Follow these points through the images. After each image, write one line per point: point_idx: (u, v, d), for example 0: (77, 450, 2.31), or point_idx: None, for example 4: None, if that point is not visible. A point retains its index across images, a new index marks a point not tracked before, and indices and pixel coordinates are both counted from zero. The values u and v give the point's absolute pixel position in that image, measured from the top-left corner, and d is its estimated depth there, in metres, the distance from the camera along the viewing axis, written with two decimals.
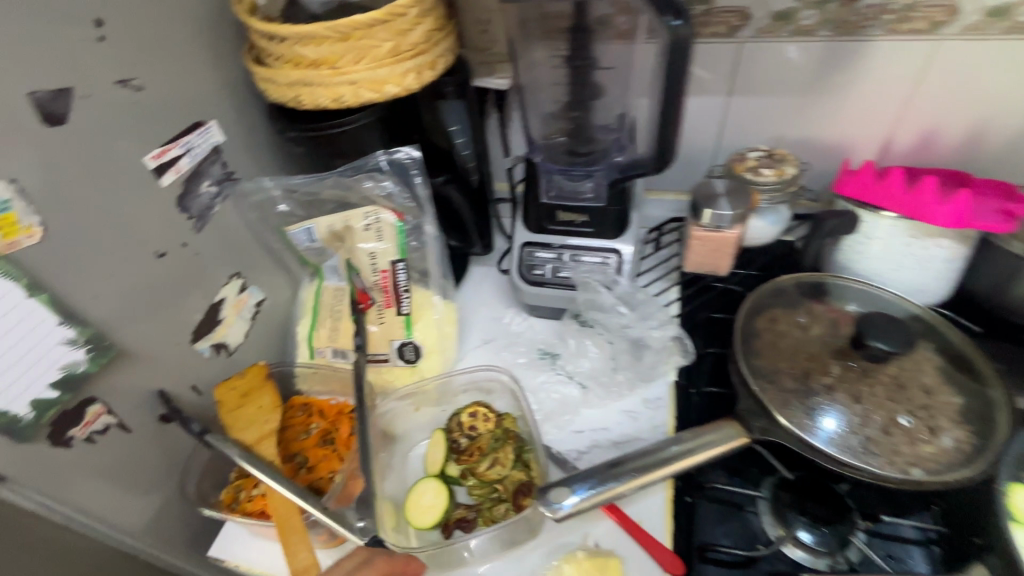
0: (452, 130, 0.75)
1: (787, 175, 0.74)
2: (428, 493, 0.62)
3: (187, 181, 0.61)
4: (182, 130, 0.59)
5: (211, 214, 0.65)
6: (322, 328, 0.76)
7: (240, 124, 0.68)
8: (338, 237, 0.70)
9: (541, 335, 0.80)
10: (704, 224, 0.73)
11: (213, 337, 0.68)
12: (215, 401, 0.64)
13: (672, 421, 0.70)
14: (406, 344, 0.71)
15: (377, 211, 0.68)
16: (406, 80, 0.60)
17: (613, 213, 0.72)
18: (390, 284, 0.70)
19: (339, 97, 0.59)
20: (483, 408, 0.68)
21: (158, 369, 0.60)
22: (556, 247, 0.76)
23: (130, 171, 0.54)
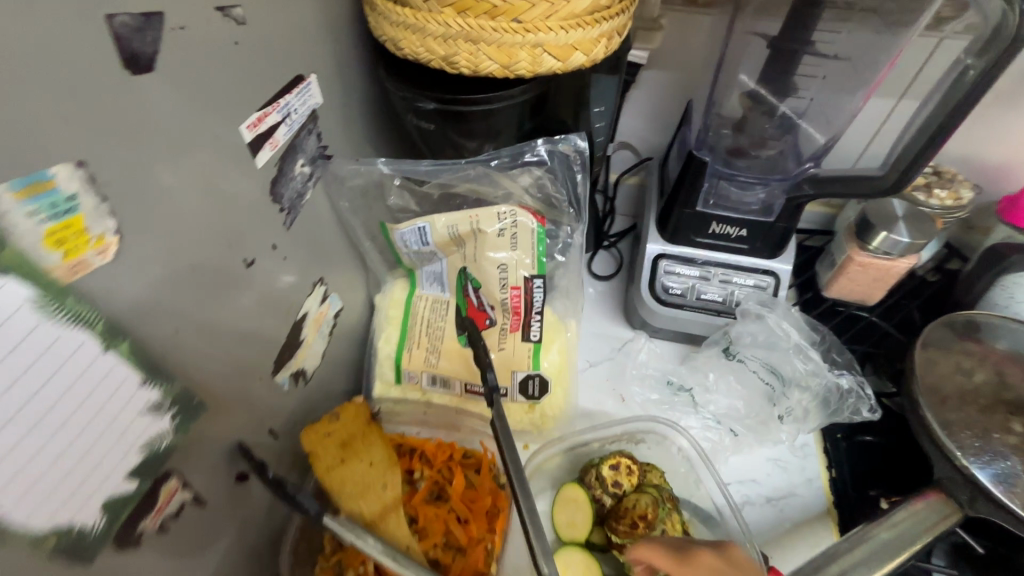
0: (596, 111, 0.59)
1: (964, 200, 0.65)
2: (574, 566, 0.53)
3: (283, 159, 0.44)
4: (283, 86, 0.42)
5: (303, 205, 0.48)
6: (414, 348, 0.60)
7: (339, 81, 0.50)
8: (459, 241, 0.55)
9: (666, 363, 0.68)
10: (872, 249, 0.64)
11: (292, 364, 0.51)
12: (305, 452, 0.49)
13: (826, 473, 0.62)
14: (530, 378, 0.57)
15: (517, 212, 0.53)
16: (597, 50, 0.44)
17: (779, 231, 0.60)
18: (522, 304, 0.56)
19: (512, 63, 0.43)
20: (625, 459, 0.56)
21: (238, 418, 0.44)
22: (702, 263, 0.64)
23: (223, 145, 0.36)
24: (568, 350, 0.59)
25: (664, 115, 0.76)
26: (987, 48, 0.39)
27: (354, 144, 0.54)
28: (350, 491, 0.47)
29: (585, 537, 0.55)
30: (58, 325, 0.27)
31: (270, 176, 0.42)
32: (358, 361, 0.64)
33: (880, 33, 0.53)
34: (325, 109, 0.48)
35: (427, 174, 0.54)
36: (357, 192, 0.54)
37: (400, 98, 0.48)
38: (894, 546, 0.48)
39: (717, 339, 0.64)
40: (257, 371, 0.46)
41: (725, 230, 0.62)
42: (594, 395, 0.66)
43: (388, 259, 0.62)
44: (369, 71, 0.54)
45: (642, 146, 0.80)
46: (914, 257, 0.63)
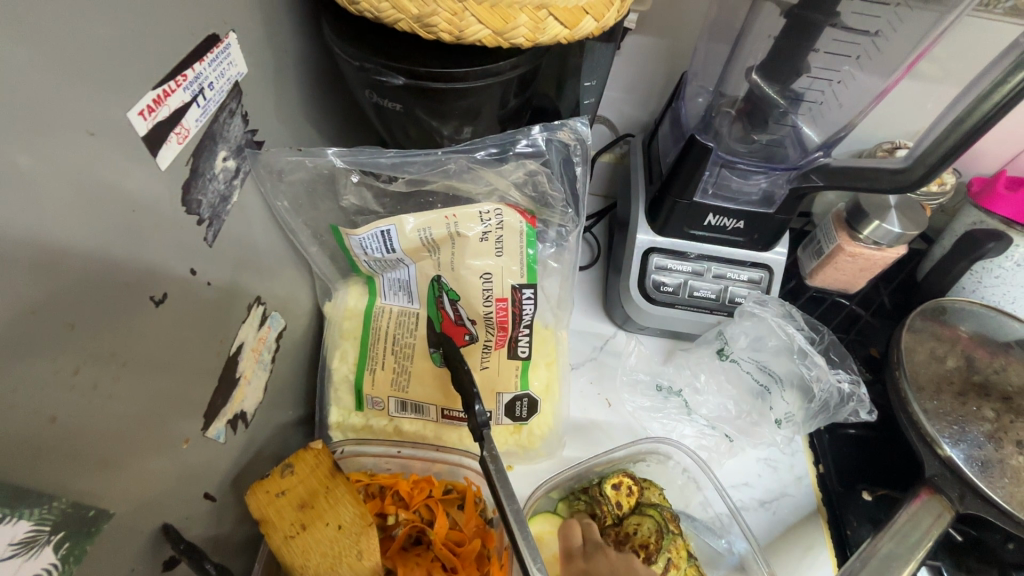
0: (585, 86, 0.50)
1: (948, 185, 0.63)
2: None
3: (197, 152, 0.32)
4: (189, 51, 0.30)
5: (229, 211, 0.36)
6: (378, 370, 0.51)
7: (267, 39, 0.37)
8: (432, 246, 0.45)
9: (653, 365, 0.63)
10: (863, 239, 0.61)
11: (228, 410, 0.41)
12: (253, 518, 0.39)
13: (813, 470, 0.60)
14: (518, 399, 0.51)
15: (503, 211, 0.45)
16: (609, 14, 0.36)
17: (777, 224, 0.56)
18: (510, 318, 0.48)
19: (507, 30, 0.33)
20: (615, 484, 0.50)
21: (159, 497, 0.34)
22: (694, 257, 0.59)
23: (101, 142, 0.25)
24: (559, 363, 0.53)
25: (646, 86, 0.68)
26: None
27: (291, 125, 0.42)
28: (317, 564, 0.38)
29: None
30: None
31: (178, 179, 0.31)
32: (308, 384, 0.54)
33: (912, 9, 0.47)
34: (252, 81, 0.37)
35: (391, 166, 0.43)
36: (299, 187, 0.43)
37: (355, 69, 0.37)
38: (899, 555, 0.46)
39: (710, 339, 0.60)
40: (180, 432, 0.35)
41: (722, 222, 0.56)
42: (579, 402, 0.61)
43: (340, 265, 0.51)
44: (306, 27, 0.41)
45: (619, 122, 0.72)
46: (901, 247, 0.61)
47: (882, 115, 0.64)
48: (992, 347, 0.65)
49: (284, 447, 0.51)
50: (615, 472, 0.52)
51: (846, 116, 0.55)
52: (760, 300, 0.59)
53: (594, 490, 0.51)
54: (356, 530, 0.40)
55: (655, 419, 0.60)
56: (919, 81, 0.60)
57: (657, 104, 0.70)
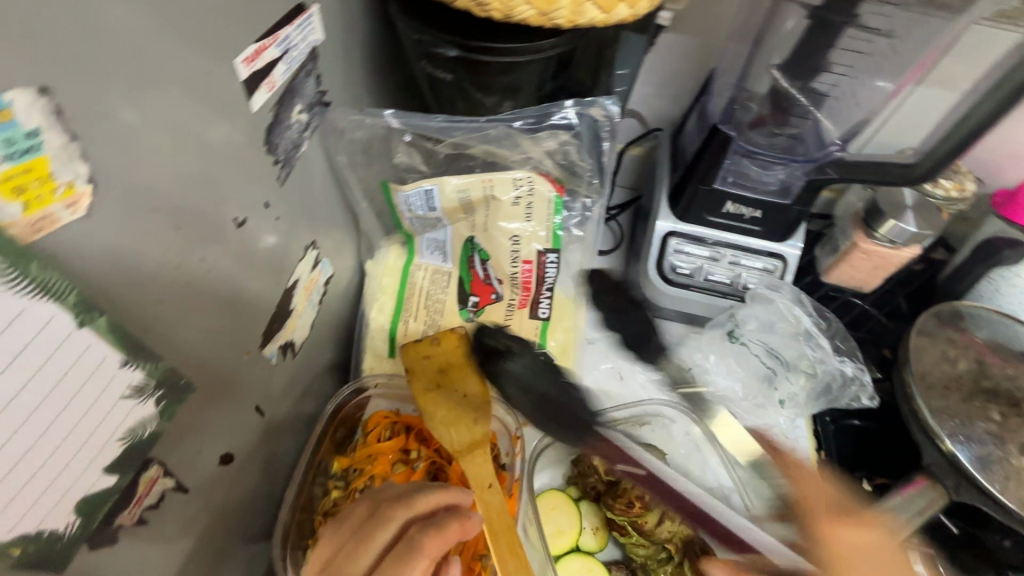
0: (618, 74, 0.54)
1: (967, 192, 0.65)
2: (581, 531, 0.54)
3: (281, 102, 0.38)
4: (282, 15, 0.35)
5: (299, 158, 0.42)
6: (411, 320, 0.56)
7: (341, 13, 0.43)
8: (469, 208, 0.51)
9: (665, 344, 0.67)
10: (877, 237, 0.63)
11: (281, 336, 0.46)
12: (403, 369, 0.50)
13: (815, 455, 0.63)
14: (536, 356, 0.55)
15: (535, 178, 0.49)
16: (642, 3, 0.40)
17: (792, 214, 0.59)
18: (533, 278, 0.53)
19: (551, 10, 0.38)
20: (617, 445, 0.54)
21: (224, 396, 0.39)
22: (712, 243, 0.62)
23: (215, 80, 0.30)
24: (576, 329, 0.57)
25: (678, 82, 0.72)
26: None
27: (353, 92, 0.48)
28: (442, 418, 0.47)
29: (577, 540, 0.53)
30: (23, 297, 0.21)
31: (264, 123, 0.36)
32: (347, 331, 0.60)
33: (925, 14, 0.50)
34: (326, 48, 0.42)
35: (438, 132, 0.48)
36: (357, 146, 0.48)
37: (415, 42, 0.42)
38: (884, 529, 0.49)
39: (722, 322, 0.63)
40: (243, 344, 0.40)
41: (740, 210, 0.59)
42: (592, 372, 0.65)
43: (384, 225, 0.56)
44: (373, 7, 0.47)
45: (650, 116, 0.76)
46: (916, 248, 0.63)
47: (906, 121, 0.66)
48: (1005, 354, 0.66)
49: (322, 383, 0.56)
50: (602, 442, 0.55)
51: (862, 114, 0.58)
52: (772, 285, 0.62)
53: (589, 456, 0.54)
54: (477, 401, 0.48)
55: (664, 392, 0.63)
56: (943, 89, 0.62)
57: (686, 101, 0.73)
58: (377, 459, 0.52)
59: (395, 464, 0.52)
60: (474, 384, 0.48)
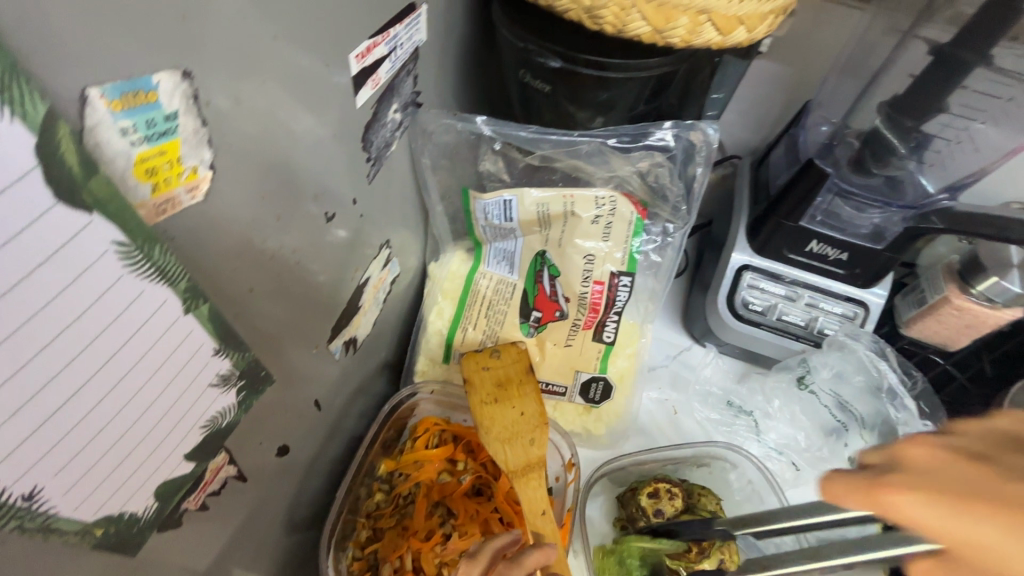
0: (712, 97, 0.52)
1: None
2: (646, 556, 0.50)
3: (381, 100, 0.37)
4: (395, 13, 0.35)
5: (388, 157, 0.41)
6: (469, 329, 0.55)
7: (445, 15, 0.43)
8: (545, 221, 0.49)
9: (726, 381, 0.64)
10: (973, 294, 0.59)
11: (346, 331, 0.46)
12: (461, 377, 0.49)
13: None
14: (594, 380, 0.53)
15: (618, 198, 0.47)
16: (761, 28, 0.38)
17: (884, 260, 0.55)
18: (603, 301, 0.51)
19: (666, 28, 0.36)
20: (665, 484, 0.51)
21: (289, 389, 0.39)
22: (789, 281, 0.59)
23: (330, 73, 0.30)
24: (638, 356, 0.54)
25: (765, 110, 0.69)
26: None
27: (443, 95, 0.48)
28: (498, 431, 0.46)
29: None
30: (142, 278, 0.20)
31: (364, 119, 0.36)
32: (403, 331, 0.59)
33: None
34: (427, 48, 0.42)
35: (528, 141, 0.47)
36: (439, 149, 0.48)
37: (517, 49, 0.41)
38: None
39: (792, 365, 0.60)
40: (312, 338, 0.40)
41: (825, 251, 0.56)
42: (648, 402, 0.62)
43: (453, 229, 0.56)
44: (474, 12, 0.47)
45: (729, 143, 0.73)
46: (1017, 310, 0.58)
47: None
48: None
49: (375, 381, 0.56)
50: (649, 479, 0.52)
51: (979, 163, 0.53)
52: (851, 334, 0.58)
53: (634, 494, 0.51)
54: (536, 420, 0.46)
55: (721, 433, 0.60)
56: None
57: (771, 131, 0.70)
58: (422, 466, 0.51)
59: (440, 473, 0.51)
60: (532, 403, 0.47)
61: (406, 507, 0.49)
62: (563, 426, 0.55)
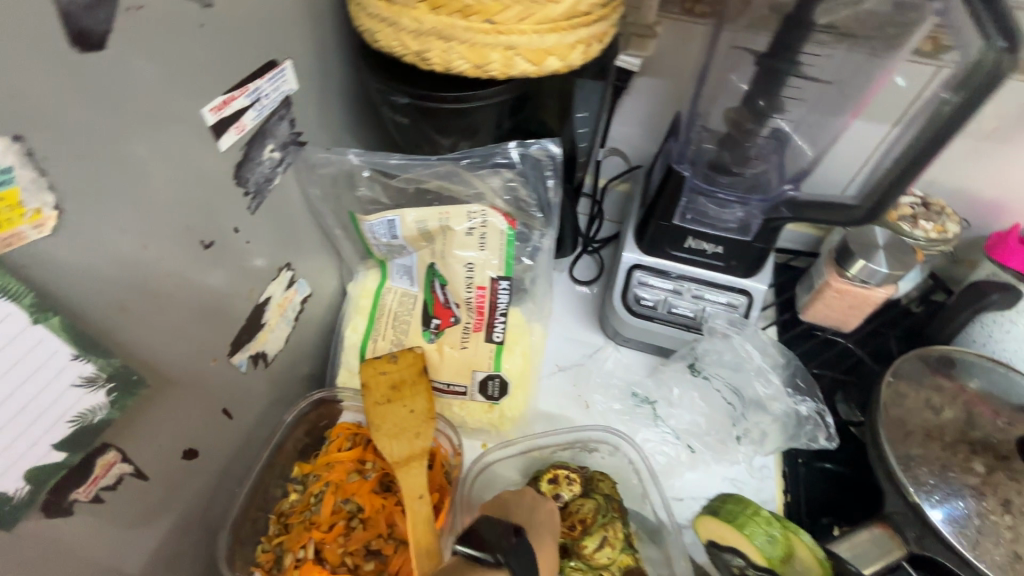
0: (578, 116, 0.58)
1: (950, 234, 0.64)
2: (767, 541, 0.50)
3: (250, 142, 0.44)
4: (253, 70, 0.42)
5: (269, 190, 0.48)
6: (380, 340, 0.60)
7: (317, 67, 0.50)
8: (427, 236, 0.56)
9: (632, 374, 0.68)
10: (849, 276, 0.63)
11: (252, 346, 0.51)
12: (359, 382, 0.54)
13: (782, 497, 0.60)
14: (490, 378, 0.57)
15: (487, 212, 0.54)
16: (573, 56, 0.44)
17: (755, 251, 0.60)
18: (487, 304, 0.56)
19: (483, 64, 0.42)
20: (563, 471, 0.55)
21: (188, 399, 0.44)
22: (676, 276, 0.63)
23: (181, 125, 0.37)
24: (531, 353, 0.59)
25: (657, 123, 0.75)
26: (966, 82, 0.37)
27: (330, 132, 0.54)
28: (389, 427, 0.51)
29: None
30: None
31: (233, 160, 0.43)
32: (325, 346, 0.65)
33: (860, 53, 0.54)
34: (300, 95, 0.49)
35: (397, 167, 0.55)
36: (329, 180, 0.55)
37: (376, 90, 0.48)
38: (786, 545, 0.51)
39: (683, 354, 0.64)
40: (209, 351, 0.45)
41: (701, 246, 0.61)
42: (557, 398, 0.66)
43: (359, 251, 0.62)
44: (350, 61, 0.54)
45: (631, 155, 0.79)
46: (891, 288, 0.62)
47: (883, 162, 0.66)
48: (998, 405, 0.63)
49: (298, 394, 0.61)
50: (550, 468, 0.55)
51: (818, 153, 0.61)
52: (734, 323, 0.63)
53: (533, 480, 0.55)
54: (423, 416, 0.52)
55: (624, 424, 0.64)
56: None
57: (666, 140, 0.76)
58: (332, 466, 0.56)
59: (349, 471, 0.56)
60: (422, 401, 0.52)
61: (316, 505, 0.54)
62: (467, 423, 0.59)
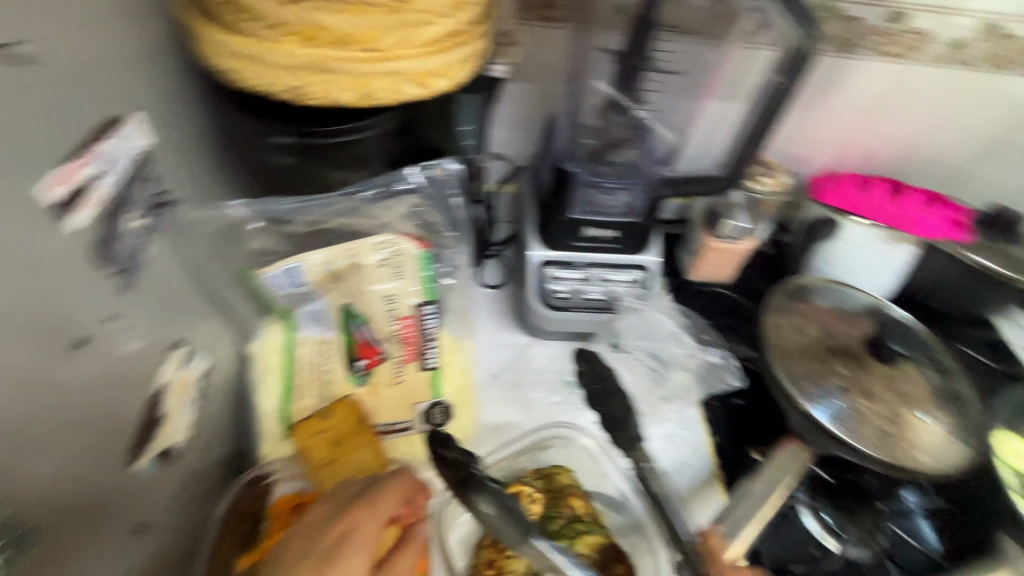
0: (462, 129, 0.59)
1: (783, 185, 0.76)
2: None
3: (107, 213, 0.37)
4: (93, 129, 0.36)
5: (140, 263, 0.41)
6: (303, 399, 0.54)
7: (169, 114, 0.44)
8: (337, 277, 0.54)
9: (561, 363, 0.71)
10: (721, 235, 0.72)
11: (155, 445, 0.44)
12: (296, 447, 0.51)
13: (709, 440, 0.67)
14: (433, 407, 0.56)
15: (395, 240, 0.54)
16: (458, 73, 0.44)
17: (645, 230, 0.66)
18: (413, 333, 0.56)
19: (370, 93, 0.41)
20: (528, 486, 0.57)
21: (92, 526, 0.36)
22: (582, 265, 0.68)
23: (14, 209, 0.30)
24: (469, 372, 0.58)
25: (531, 123, 0.78)
26: (790, 64, 0.45)
27: (196, 186, 0.48)
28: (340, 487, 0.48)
29: None
30: None
31: (90, 238, 0.36)
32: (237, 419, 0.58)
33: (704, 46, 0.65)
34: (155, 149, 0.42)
35: (291, 213, 0.53)
36: None
37: (248, 133, 0.44)
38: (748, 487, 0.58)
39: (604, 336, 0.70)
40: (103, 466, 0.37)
41: (600, 233, 0.66)
42: (498, 406, 0.66)
43: (257, 306, 0.56)
44: (204, 103, 0.48)
45: (513, 157, 0.82)
46: (753, 240, 0.73)
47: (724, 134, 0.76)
48: (844, 317, 0.77)
49: (218, 481, 0.54)
50: (516, 482, 0.58)
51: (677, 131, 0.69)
52: (640, 297, 0.69)
53: None
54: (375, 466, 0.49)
55: (567, 413, 0.66)
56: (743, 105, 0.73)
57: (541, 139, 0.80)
58: None
59: None
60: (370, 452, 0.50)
61: None
62: (418, 459, 0.57)
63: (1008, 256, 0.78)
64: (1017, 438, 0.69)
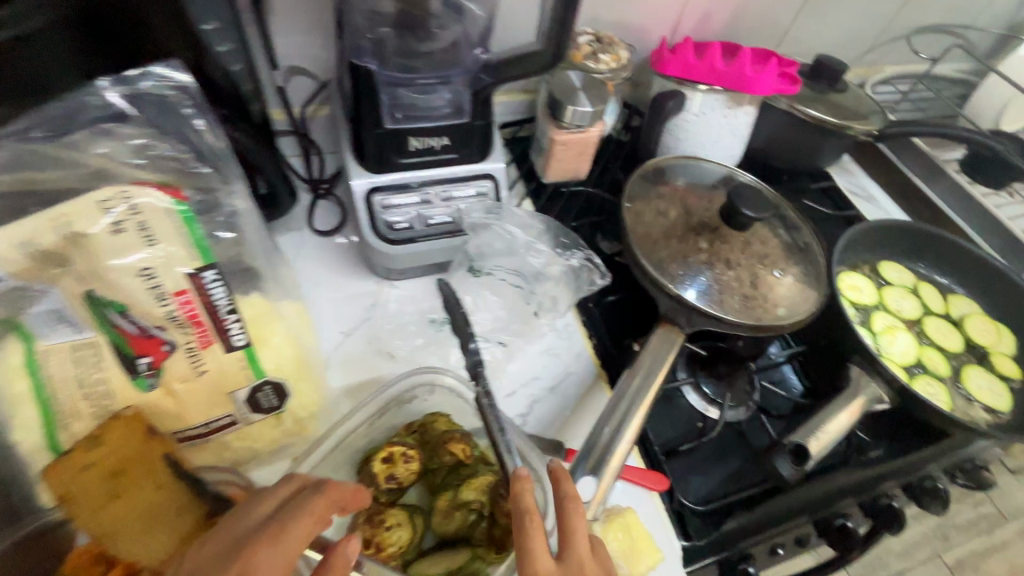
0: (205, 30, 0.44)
1: (623, 60, 0.70)
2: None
3: None
4: None
5: None
6: (74, 424, 0.40)
7: None
8: (52, 259, 0.39)
9: (420, 302, 0.63)
10: (566, 125, 0.65)
11: None
12: (55, 496, 0.39)
13: (589, 343, 0.64)
14: (259, 389, 0.46)
15: (128, 193, 0.40)
16: None
17: (478, 130, 0.57)
18: (199, 309, 0.42)
19: None
20: (400, 448, 0.50)
21: None
22: (417, 186, 0.58)
23: None
24: (295, 338, 0.48)
25: (324, 22, 0.63)
26: None
27: None
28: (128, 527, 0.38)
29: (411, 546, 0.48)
30: None
31: None
32: None
33: None
34: None
35: None
36: None
37: None
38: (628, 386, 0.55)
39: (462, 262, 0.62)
40: None
41: (427, 143, 0.56)
42: (357, 366, 0.58)
43: None
44: None
45: (316, 71, 0.67)
46: (600, 124, 0.67)
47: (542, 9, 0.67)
48: (700, 191, 0.76)
49: None
50: (386, 445, 0.51)
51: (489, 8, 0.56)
52: (491, 210, 0.61)
53: (368, 471, 0.50)
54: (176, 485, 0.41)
55: (436, 354, 0.59)
56: None
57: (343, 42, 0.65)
58: None
59: None
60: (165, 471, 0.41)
61: None
62: (261, 449, 0.48)
63: (833, 103, 0.81)
64: (856, 273, 0.75)
